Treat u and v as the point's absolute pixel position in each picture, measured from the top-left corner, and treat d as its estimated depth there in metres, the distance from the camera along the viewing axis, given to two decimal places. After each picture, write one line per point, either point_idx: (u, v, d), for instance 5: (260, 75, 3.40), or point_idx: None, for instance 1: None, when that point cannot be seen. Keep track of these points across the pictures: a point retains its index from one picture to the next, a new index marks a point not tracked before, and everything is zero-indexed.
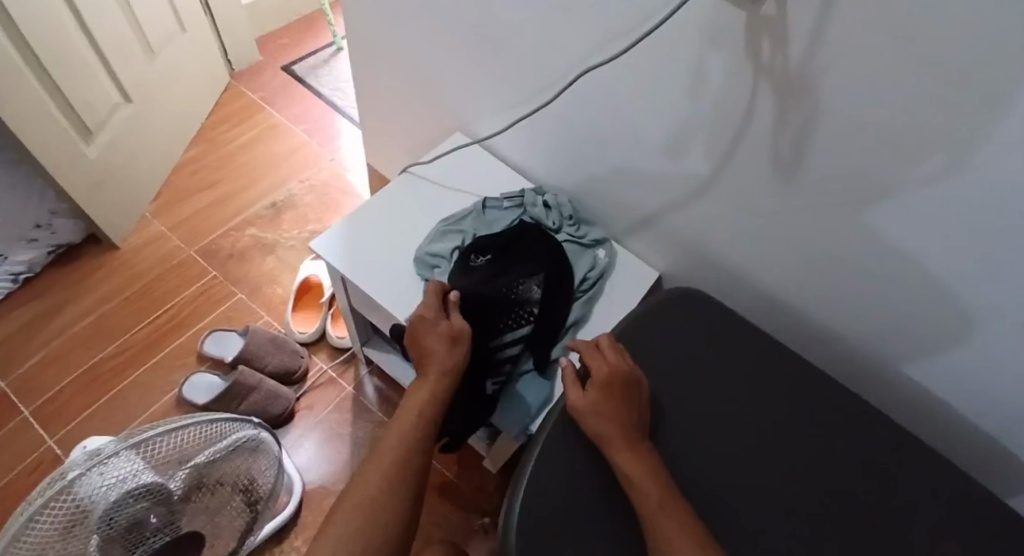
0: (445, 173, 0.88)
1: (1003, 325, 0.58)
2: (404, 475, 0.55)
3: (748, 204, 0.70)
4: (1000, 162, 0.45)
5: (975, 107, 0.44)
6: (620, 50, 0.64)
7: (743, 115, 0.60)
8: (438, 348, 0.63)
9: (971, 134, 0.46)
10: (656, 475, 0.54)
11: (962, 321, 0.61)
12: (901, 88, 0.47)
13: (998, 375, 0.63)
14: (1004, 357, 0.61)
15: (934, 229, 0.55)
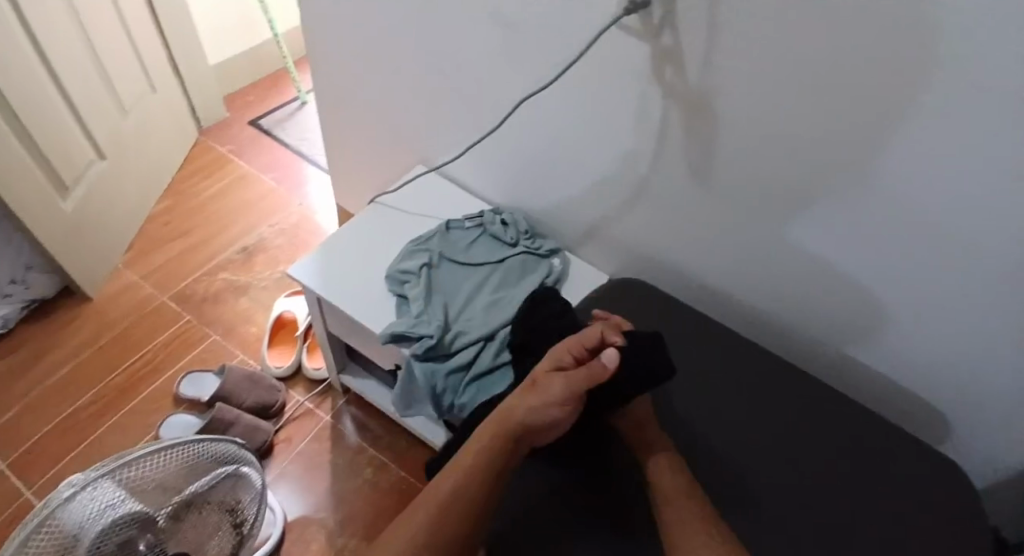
0: (409, 200, 0.96)
1: (891, 288, 0.68)
2: (437, 529, 0.49)
3: (677, 207, 0.79)
4: (854, 142, 0.57)
5: (831, 102, 0.55)
6: (550, 76, 0.75)
7: (659, 127, 0.71)
8: (524, 397, 0.53)
9: (829, 123, 0.57)
10: (685, 494, 0.53)
11: (861, 290, 0.71)
12: (772, 89, 0.58)
13: (898, 337, 0.73)
14: (899, 318, 0.71)
15: (824, 209, 0.66)
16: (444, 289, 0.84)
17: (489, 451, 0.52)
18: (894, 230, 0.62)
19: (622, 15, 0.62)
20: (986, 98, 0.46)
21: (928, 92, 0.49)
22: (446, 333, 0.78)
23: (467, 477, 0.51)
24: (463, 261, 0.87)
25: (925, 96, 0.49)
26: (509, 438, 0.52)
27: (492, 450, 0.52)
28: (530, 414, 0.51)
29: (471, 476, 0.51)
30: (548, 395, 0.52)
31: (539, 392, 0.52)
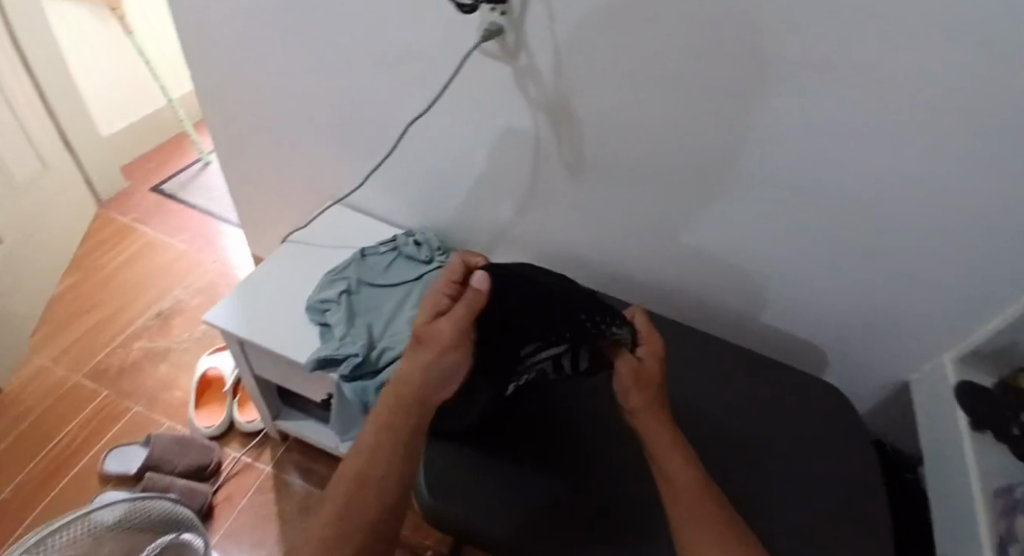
0: (322, 235, 1.00)
1: (749, 240, 0.80)
2: (349, 508, 0.50)
3: (568, 202, 0.89)
4: (688, 120, 0.69)
5: (663, 89, 0.67)
6: (429, 100, 0.83)
7: (536, 134, 0.81)
8: (415, 355, 0.55)
9: (666, 107, 0.69)
10: (696, 490, 0.52)
11: (728, 247, 0.83)
12: (617, 86, 0.70)
13: (768, 283, 0.85)
14: (763, 266, 0.83)
15: (683, 181, 0.77)
16: (366, 311, 0.88)
17: (388, 416, 0.54)
18: (739, 187, 0.74)
19: (480, 41, 0.72)
20: (763, 68, 0.60)
21: (727, 69, 0.62)
22: (372, 351, 0.82)
23: (375, 443, 0.53)
24: (381, 283, 0.91)
25: (726, 74, 0.62)
26: (405, 399, 0.54)
27: (392, 411, 0.54)
28: (424, 367, 0.54)
29: (379, 443, 0.53)
30: (433, 345, 0.55)
31: (426, 346, 0.55)
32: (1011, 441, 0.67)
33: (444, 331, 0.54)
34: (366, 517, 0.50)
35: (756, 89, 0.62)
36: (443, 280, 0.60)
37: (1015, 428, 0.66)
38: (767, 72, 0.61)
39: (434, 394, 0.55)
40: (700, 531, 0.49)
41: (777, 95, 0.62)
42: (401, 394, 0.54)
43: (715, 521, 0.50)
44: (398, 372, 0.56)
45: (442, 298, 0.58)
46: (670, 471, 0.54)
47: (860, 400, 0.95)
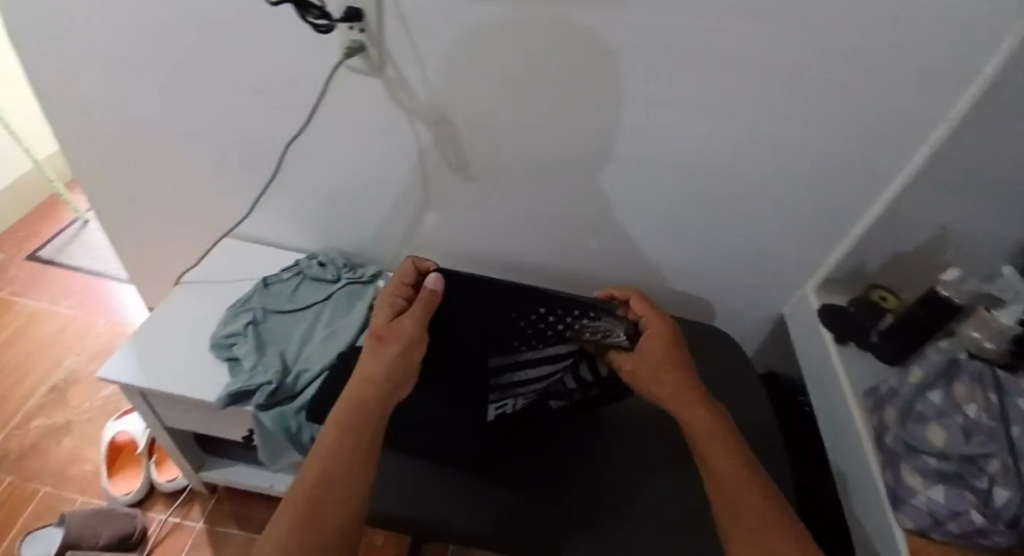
0: (218, 271, 0.98)
1: (626, 206, 0.88)
2: (320, 506, 0.49)
3: (458, 202, 0.92)
4: (549, 103, 0.76)
5: (520, 80, 0.74)
6: (302, 120, 0.84)
7: (414, 141, 0.84)
8: (380, 352, 0.58)
9: (526, 95, 0.76)
10: (743, 479, 0.54)
11: (608, 217, 0.90)
12: (480, 84, 0.75)
13: (650, 245, 0.93)
14: (643, 230, 0.91)
15: (557, 162, 0.84)
16: (276, 339, 0.87)
17: (354, 408, 0.55)
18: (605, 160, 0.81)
19: (344, 58, 0.75)
20: (597, 46, 0.68)
21: (570, 51, 0.70)
22: (286, 377, 0.81)
23: (340, 436, 0.53)
24: (289, 309, 0.91)
25: (569, 55, 0.70)
26: (371, 393, 0.56)
27: (360, 406, 0.55)
28: (391, 361, 0.58)
29: (342, 443, 0.53)
30: (398, 342, 0.59)
31: (389, 342, 0.59)
32: (871, 347, 0.80)
33: (408, 323, 0.60)
34: (342, 508, 0.50)
35: (596, 66, 0.71)
36: (393, 285, 0.65)
37: (873, 335, 0.80)
38: (609, 50, 0.69)
39: (397, 391, 0.58)
40: (751, 525, 0.51)
41: (623, 69, 0.70)
42: (366, 389, 0.56)
43: (763, 508, 0.52)
44: (360, 368, 0.59)
45: (399, 298, 0.64)
46: (713, 459, 0.56)
47: (749, 341, 1.06)
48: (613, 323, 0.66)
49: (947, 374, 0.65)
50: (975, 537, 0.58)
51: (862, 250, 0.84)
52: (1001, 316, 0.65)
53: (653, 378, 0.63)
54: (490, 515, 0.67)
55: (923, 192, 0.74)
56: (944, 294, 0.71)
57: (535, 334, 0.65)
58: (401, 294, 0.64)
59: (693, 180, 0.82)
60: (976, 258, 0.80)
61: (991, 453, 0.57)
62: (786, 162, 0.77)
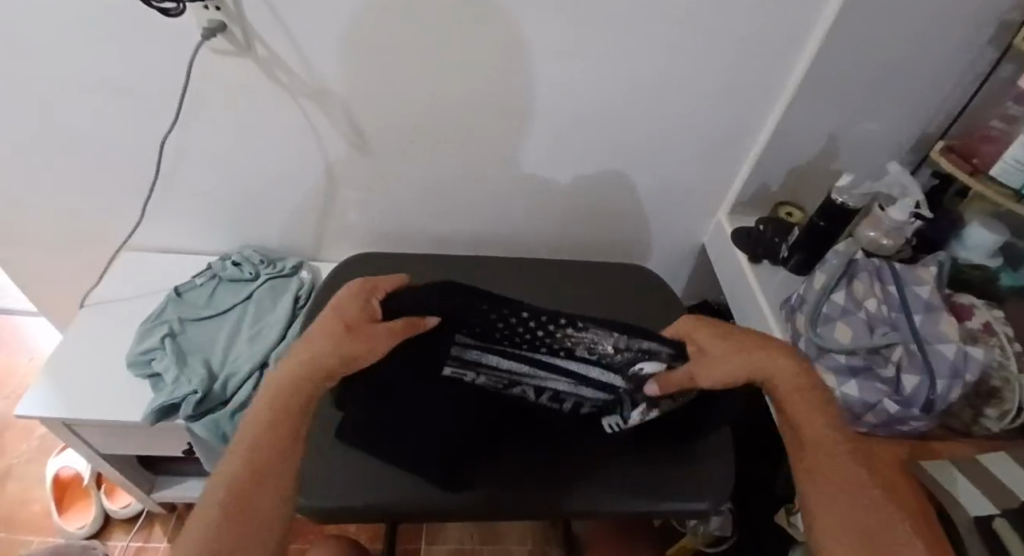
0: (128, 287, 0.94)
1: (536, 156, 0.86)
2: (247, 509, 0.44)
3: (365, 179, 0.89)
4: (436, 60, 0.72)
5: (401, 41, 0.70)
6: (179, 113, 0.78)
7: (306, 122, 0.80)
8: (325, 344, 0.50)
9: (410, 56, 0.71)
10: (831, 441, 0.51)
11: (521, 171, 0.88)
12: (359, 50, 0.71)
13: (567, 192, 0.92)
14: (559, 176, 0.90)
15: (458, 124, 0.80)
16: (199, 347, 0.84)
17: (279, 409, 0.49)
18: (505, 112, 0.79)
19: (205, 39, 0.68)
20: None
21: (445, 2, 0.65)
22: (213, 384, 0.78)
23: (263, 441, 0.48)
24: (209, 314, 0.88)
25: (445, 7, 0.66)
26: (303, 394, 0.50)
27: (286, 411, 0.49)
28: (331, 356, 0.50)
29: (264, 444, 0.48)
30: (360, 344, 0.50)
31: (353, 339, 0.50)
32: (783, 262, 0.85)
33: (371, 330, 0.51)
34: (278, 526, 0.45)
35: (475, 13, 0.67)
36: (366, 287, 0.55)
37: (783, 251, 0.84)
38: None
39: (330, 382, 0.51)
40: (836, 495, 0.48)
41: (501, 13, 0.67)
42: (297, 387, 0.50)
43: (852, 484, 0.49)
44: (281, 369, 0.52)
45: (375, 302, 0.54)
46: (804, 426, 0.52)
47: (677, 272, 1.10)
48: (601, 333, 0.51)
49: (846, 275, 0.68)
50: (891, 424, 0.61)
51: (764, 169, 0.87)
52: (891, 212, 0.69)
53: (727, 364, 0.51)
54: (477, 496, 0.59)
55: (811, 102, 0.77)
56: (839, 200, 0.75)
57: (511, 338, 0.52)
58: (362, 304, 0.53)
59: (596, 123, 0.81)
60: (861, 157, 0.86)
61: (893, 342, 0.61)
62: (682, 91, 0.77)
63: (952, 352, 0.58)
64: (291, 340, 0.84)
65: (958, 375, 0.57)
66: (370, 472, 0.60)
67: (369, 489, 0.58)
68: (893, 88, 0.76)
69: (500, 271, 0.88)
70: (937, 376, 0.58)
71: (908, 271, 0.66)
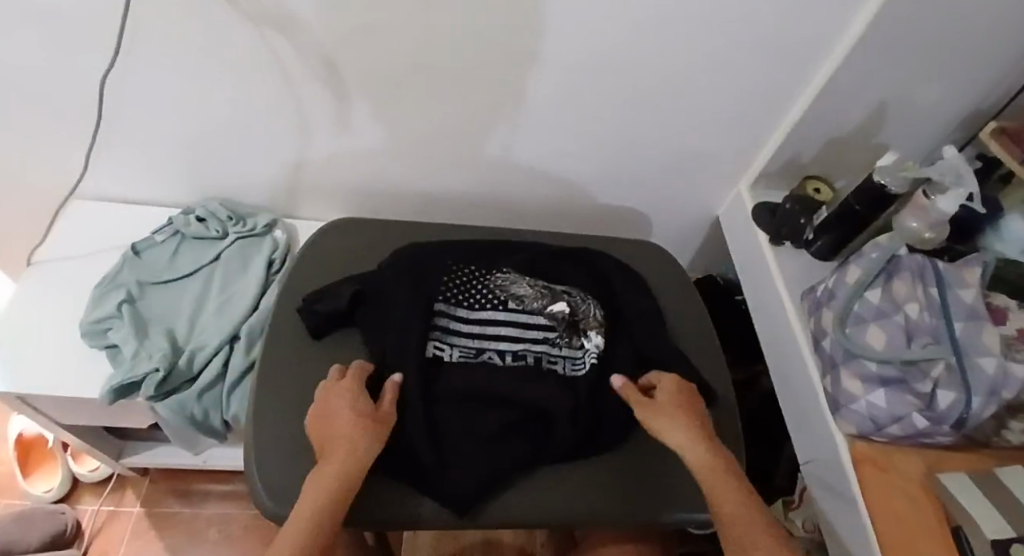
0: (79, 244, 0.84)
1: (541, 110, 0.76)
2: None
3: (347, 127, 0.78)
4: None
5: None
6: (117, 43, 0.64)
7: (274, 59, 0.67)
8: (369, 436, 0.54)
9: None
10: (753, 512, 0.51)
11: (523, 126, 0.78)
12: None
13: (574, 150, 0.83)
14: (566, 134, 0.80)
15: (454, 68, 0.69)
16: (160, 314, 0.76)
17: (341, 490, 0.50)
18: (510, 59, 0.68)
19: None
20: None
21: None
22: (177, 359, 0.71)
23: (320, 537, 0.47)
24: (170, 277, 0.79)
25: None
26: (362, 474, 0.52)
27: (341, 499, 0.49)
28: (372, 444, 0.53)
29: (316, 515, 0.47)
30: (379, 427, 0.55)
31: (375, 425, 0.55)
32: (806, 245, 0.78)
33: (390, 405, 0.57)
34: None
35: None
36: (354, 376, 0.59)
37: (808, 233, 0.77)
38: None
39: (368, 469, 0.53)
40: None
41: None
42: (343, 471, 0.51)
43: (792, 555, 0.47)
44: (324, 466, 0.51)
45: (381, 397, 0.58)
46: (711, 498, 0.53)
47: (685, 241, 1.03)
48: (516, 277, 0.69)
49: (886, 272, 0.62)
50: (916, 436, 0.57)
51: (795, 137, 0.78)
52: (941, 203, 0.62)
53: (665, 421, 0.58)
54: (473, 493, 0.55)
55: (866, 67, 0.67)
56: (878, 180, 0.66)
57: (460, 292, 0.67)
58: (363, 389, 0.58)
59: (615, 74, 0.71)
60: (902, 131, 0.77)
61: (932, 353, 0.55)
62: (722, 43, 0.66)
63: (994, 367, 0.52)
64: (266, 310, 0.76)
65: (996, 392, 0.52)
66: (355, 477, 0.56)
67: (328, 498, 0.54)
68: (960, 57, 0.66)
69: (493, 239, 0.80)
70: (975, 394, 0.52)
71: (953, 271, 0.59)
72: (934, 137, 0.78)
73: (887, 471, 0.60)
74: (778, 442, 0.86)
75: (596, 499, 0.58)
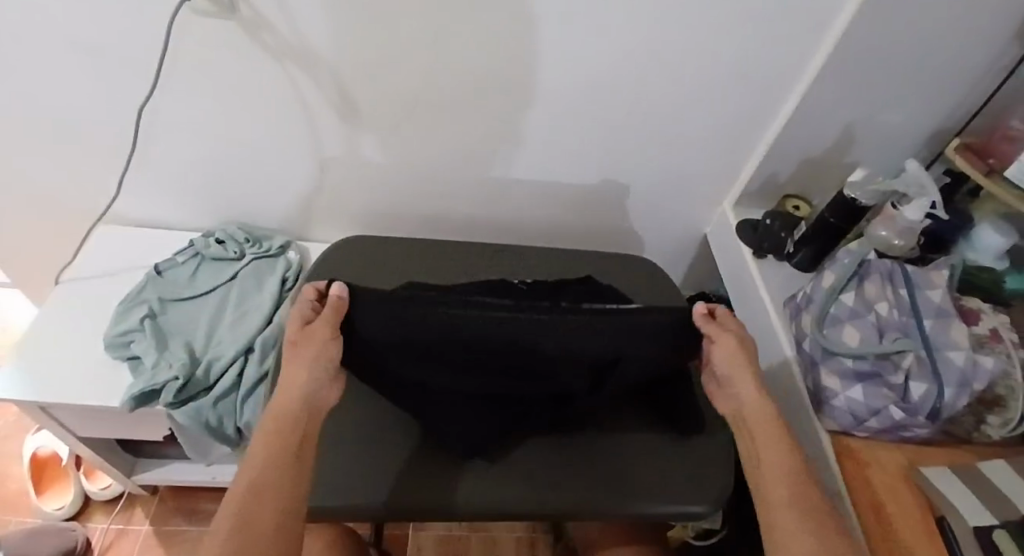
0: (106, 265, 0.90)
1: (539, 137, 0.82)
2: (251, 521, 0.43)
3: (359, 155, 0.84)
4: (437, 31, 0.67)
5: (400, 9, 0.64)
6: (156, 77, 0.72)
7: (295, 93, 0.75)
8: (298, 363, 0.52)
9: (412, 27, 0.66)
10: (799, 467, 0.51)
11: (520, 152, 0.85)
12: (356, 19, 0.65)
13: (568, 174, 0.89)
14: (561, 159, 0.86)
15: (458, 99, 0.76)
16: (179, 329, 0.81)
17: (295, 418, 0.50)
18: (508, 91, 0.75)
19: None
20: None
21: None
22: (194, 369, 0.75)
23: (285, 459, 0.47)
24: (189, 294, 0.84)
25: None
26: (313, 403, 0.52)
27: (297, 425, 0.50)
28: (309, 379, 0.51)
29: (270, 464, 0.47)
30: (313, 350, 0.52)
31: (303, 346, 0.52)
32: (788, 258, 0.83)
33: (319, 327, 0.52)
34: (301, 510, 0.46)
35: None
36: (331, 310, 0.52)
37: (789, 246, 0.82)
38: None
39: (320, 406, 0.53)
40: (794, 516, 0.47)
41: None
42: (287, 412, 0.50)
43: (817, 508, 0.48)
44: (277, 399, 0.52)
45: (309, 311, 0.56)
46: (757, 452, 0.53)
47: (677, 260, 1.08)
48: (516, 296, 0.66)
49: (857, 276, 0.66)
50: (895, 429, 0.60)
51: (774, 157, 0.84)
52: (907, 212, 0.67)
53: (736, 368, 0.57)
54: (473, 486, 0.60)
55: (832, 90, 0.73)
56: (850, 196, 0.71)
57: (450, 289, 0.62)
58: (313, 309, 0.56)
59: (605, 103, 0.77)
60: (873, 151, 0.83)
61: (903, 348, 0.58)
62: (699, 71, 0.73)
63: (962, 359, 0.56)
64: (279, 324, 0.81)
65: (966, 384, 0.56)
66: (363, 471, 0.60)
67: (345, 496, 0.58)
68: (918, 82, 0.72)
69: (493, 254, 0.85)
70: (946, 385, 0.56)
71: (921, 273, 0.64)
72: (904, 156, 0.84)
73: (869, 465, 0.62)
74: None
75: (593, 492, 0.62)
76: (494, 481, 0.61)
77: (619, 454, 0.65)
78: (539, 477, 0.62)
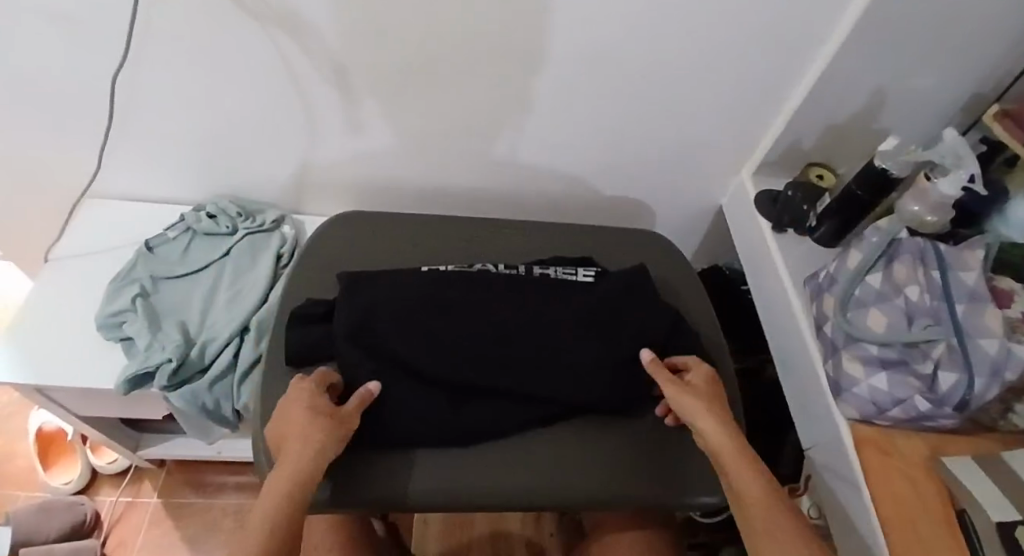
0: (95, 241, 0.87)
1: (545, 105, 0.76)
2: None
3: (352, 125, 0.79)
4: None
5: None
6: (126, 43, 0.66)
7: (281, 61, 0.69)
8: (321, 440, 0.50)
9: None
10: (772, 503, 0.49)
11: (523, 121, 0.79)
12: None
13: (574, 143, 0.83)
14: (567, 127, 0.80)
15: (457, 66, 0.70)
16: (173, 308, 0.78)
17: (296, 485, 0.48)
18: (510, 56, 0.69)
19: None
20: None
21: None
22: (189, 351, 0.73)
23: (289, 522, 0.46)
24: (182, 272, 0.81)
25: None
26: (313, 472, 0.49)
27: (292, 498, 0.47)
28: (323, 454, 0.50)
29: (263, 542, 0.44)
30: (336, 424, 0.53)
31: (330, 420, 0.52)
32: (809, 232, 0.78)
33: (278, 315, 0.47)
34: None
35: None
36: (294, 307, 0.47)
37: (810, 220, 0.78)
38: None
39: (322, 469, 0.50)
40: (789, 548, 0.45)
41: None
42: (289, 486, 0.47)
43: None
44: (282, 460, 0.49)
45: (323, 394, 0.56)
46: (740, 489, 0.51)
47: (688, 231, 1.03)
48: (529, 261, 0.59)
49: (886, 257, 0.62)
50: (918, 420, 0.57)
51: (798, 123, 0.78)
52: (941, 185, 0.61)
53: (695, 410, 0.57)
54: (473, 476, 0.58)
55: (865, 52, 0.66)
56: (881, 166, 0.65)
57: None
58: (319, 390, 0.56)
59: (616, 69, 0.71)
60: (906, 115, 0.77)
61: (934, 338, 0.55)
62: (716, 33, 0.66)
63: (994, 347, 0.51)
64: (274, 303, 0.78)
65: (999, 373, 0.51)
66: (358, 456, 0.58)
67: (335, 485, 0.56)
68: (963, 40, 0.65)
69: (495, 230, 0.81)
70: (975, 376, 0.51)
71: (954, 252, 0.59)
72: (939, 121, 0.78)
73: (889, 455, 0.60)
74: (784, 431, 0.86)
75: (602, 481, 0.60)
76: (491, 465, 0.59)
77: (625, 442, 0.62)
78: (544, 464, 0.60)
